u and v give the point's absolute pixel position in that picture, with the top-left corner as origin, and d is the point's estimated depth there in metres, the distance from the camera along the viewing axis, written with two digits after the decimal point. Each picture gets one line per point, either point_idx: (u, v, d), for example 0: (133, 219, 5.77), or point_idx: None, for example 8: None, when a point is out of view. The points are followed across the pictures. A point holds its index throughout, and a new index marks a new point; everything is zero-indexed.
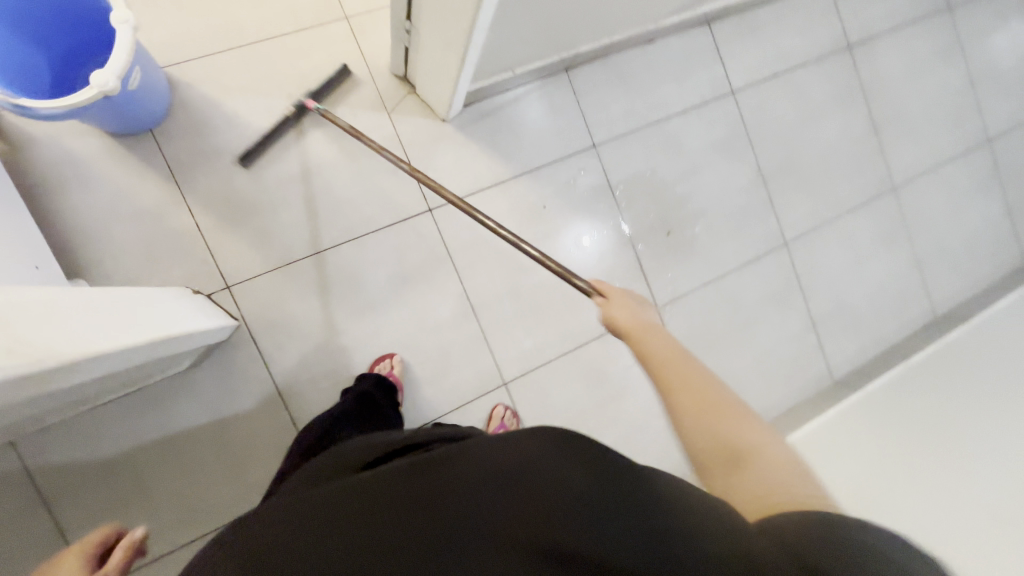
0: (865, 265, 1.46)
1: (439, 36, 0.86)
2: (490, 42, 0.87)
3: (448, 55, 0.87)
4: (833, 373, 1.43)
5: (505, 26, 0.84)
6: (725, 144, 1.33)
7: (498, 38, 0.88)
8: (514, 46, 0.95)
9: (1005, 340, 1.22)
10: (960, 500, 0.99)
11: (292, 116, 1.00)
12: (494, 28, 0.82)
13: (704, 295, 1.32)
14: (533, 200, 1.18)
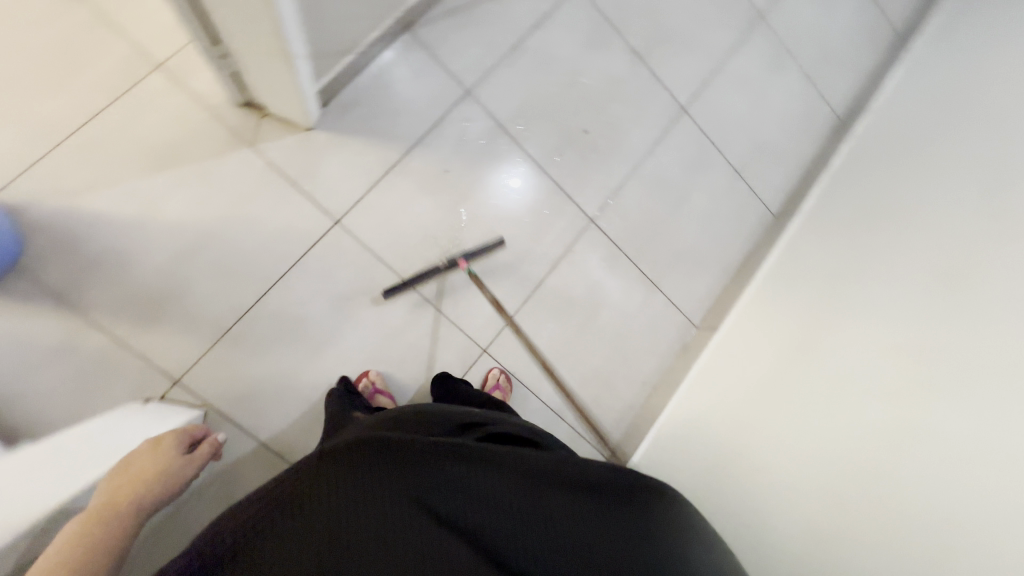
0: (762, 99, 1.50)
1: (255, 45, 0.80)
2: (310, 26, 0.82)
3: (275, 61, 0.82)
4: (771, 208, 1.49)
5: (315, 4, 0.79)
6: (592, 37, 1.31)
7: (315, 20, 0.82)
8: (339, 23, 0.89)
9: (896, 139, 1.34)
10: (903, 273, 1.06)
11: (444, 269, 1.11)
12: (303, 11, 0.77)
13: (631, 190, 1.34)
14: (434, 169, 1.14)
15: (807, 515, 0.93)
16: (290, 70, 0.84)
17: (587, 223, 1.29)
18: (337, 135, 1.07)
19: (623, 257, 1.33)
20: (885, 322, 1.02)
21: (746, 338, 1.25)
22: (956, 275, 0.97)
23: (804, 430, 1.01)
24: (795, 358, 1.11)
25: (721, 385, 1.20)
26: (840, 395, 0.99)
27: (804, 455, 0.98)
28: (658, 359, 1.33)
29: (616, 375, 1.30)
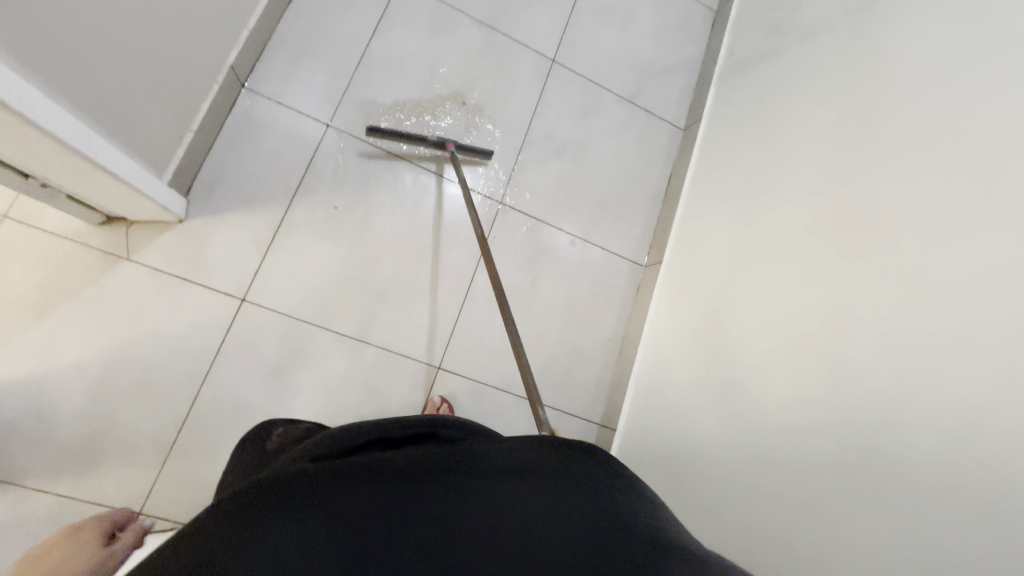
0: (628, 22, 1.46)
1: (55, 161, 0.76)
2: (95, 118, 0.77)
3: (84, 166, 0.78)
4: (679, 124, 1.45)
5: (89, 95, 0.75)
6: (435, 24, 1.26)
7: (101, 110, 0.78)
8: (140, 104, 0.85)
9: (771, 15, 1.29)
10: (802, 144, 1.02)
11: (432, 144, 1.14)
12: (72, 105, 0.72)
13: (530, 157, 1.30)
14: (321, 212, 1.10)
15: (764, 428, 0.85)
16: (101, 169, 0.80)
17: (499, 206, 1.26)
18: (211, 215, 1.04)
19: (547, 226, 1.29)
20: (806, 202, 0.95)
21: (691, 264, 1.20)
22: (853, 127, 0.91)
23: (754, 341, 0.93)
24: (735, 269, 1.05)
25: (682, 317, 1.15)
26: (781, 294, 0.92)
27: (758, 365, 0.91)
28: (616, 310, 1.31)
29: (580, 342, 1.27)
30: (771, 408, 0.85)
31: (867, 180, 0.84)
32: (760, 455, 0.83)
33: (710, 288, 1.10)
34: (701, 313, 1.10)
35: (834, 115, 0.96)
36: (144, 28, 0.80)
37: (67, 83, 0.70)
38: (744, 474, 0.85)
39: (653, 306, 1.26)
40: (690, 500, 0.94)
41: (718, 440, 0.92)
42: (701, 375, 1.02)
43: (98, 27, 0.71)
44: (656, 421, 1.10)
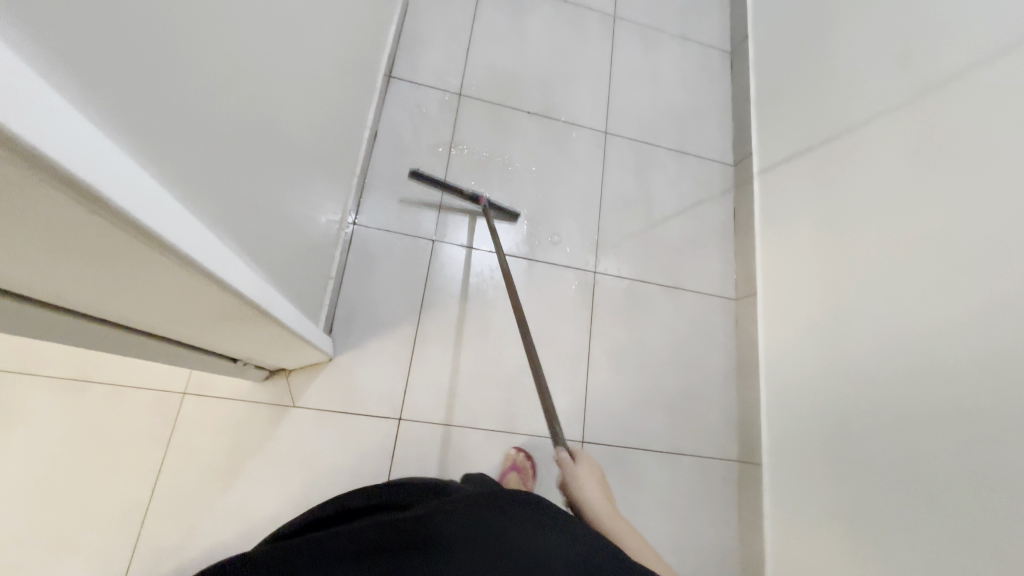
0: (659, 78, 1.55)
1: (257, 342, 0.85)
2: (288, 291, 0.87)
3: (276, 339, 0.86)
4: (728, 159, 1.54)
5: (280, 279, 0.83)
6: (497, 126, 1.36)
7: (289, 282, 0.87)
8: (300, 270, 0.94)
9: (796, 49, 1.39)
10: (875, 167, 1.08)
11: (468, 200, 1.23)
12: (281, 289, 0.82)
13: (608, 223, 1.38)
14: (446, 321, 1.19)
15: (899, 437, 0.92)
16: (296, 338, 0.89)
17: (593, 275, 1.33)
18: (355, 348, 1.12)
19: (640, 284, 1.36)
20: (901, 223, 1.00)
21: (787, 292, 1.26)
22: (928, 148, 0.97)
23: (884, 351, 0.99)
24: (839, 294, 1.11)
25: (795, 345, 1.20)
26: (901, 310, 0.97)
27: (875, 384, 0.98)
28: (721, 347, 1.37)
29: (698, 384, 1.33)
30: (898, 421, 0.93)
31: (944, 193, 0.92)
32: (922, 461, 0.88)
33: (818, 316, 1.15)
34: (818, 337, 1.14)
35: (897, 135, 1.04)
36: (297, 206, 0.89)
37: (275, 271, 0.80)
38: (906, 480, 0.91)
39: (758, 338, 1.32)
40: (855, 522, 0.98)
41: (867, 458, 0.98)
42: (835, 401, 1.07)
43: (284, 217, 0.81)
44: (796, 449, 1.15)
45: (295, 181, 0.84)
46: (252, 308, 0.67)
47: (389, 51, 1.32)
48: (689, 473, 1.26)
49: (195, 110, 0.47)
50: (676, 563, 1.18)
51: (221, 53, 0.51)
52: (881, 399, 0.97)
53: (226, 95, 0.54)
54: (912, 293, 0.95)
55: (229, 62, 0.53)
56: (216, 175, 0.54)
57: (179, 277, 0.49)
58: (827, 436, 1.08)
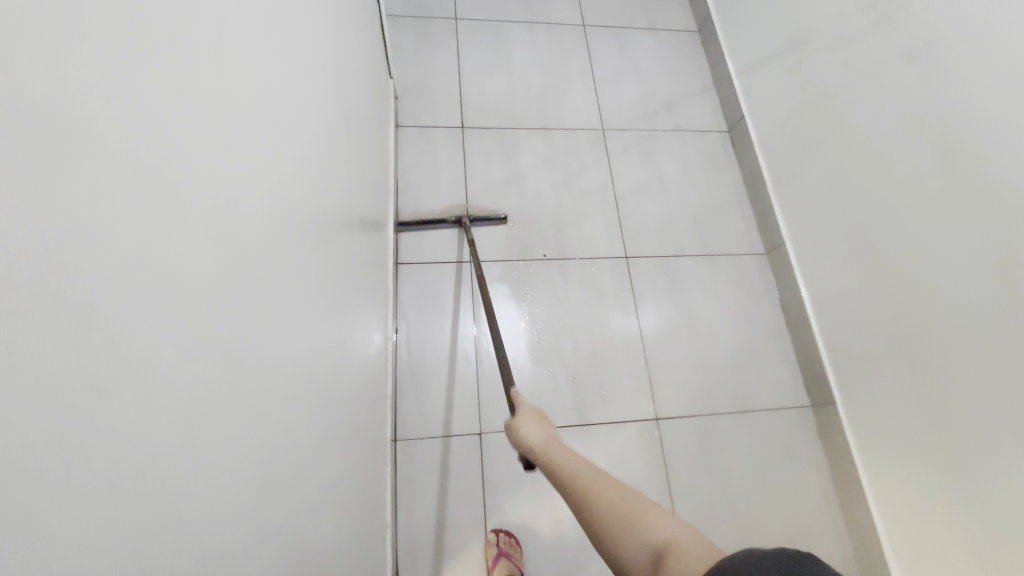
0: (665, 180, 1.48)
1: None
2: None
3: None
4: (760, 247, 1.45)
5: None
6: (515, 284, 1.30)
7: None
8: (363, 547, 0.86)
9: (802, 128, 1.31)
10: (926, 266, 0.99)
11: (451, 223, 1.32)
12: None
13: (654, 356, 1.29)
14: (516, 522, 1.09)
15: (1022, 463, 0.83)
16: None
17: (655, 422, 1.23)
18: None
19: (706, 415, 1.25)
20: (948, 244, 0.95)
21: (873, 402, 1.13)
22: (981, 244, 0.88)
23: (997, 477, 0.87)
24: (902, 327, 1.04)
25: (888, 437, 1.10)
26: (1001, 429, 0.86)
27: (978, 410, 0.90)
28: (815, 467, 1.23)
29: (803, 516, 1.18)
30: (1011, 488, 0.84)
31: (979, 199, 0.88)
32: None
33: (886, 355, 1.09)
34: (911, 427, 1.04)
35: (930, 222, 0.98)
36: (351, 487, 0.82)
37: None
38: None
39: (854, 452, 1.19)
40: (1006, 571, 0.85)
41: (999, 493, 0.87)
42: (938, 438, 0.98)
43: (337, 536, 0.73)
44: (925, 502, 1.02)
45: (342, 495, 0.77)
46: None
47: (392, 239, 1.28)
48: None
49: (262, 423, 0.44)
50: None
51: (274, 358, 0.48)
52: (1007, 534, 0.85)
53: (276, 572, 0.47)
54: (979, 310, 0.89)
55: (273, 546, 0.46)
56: (282, 480, 0.49)
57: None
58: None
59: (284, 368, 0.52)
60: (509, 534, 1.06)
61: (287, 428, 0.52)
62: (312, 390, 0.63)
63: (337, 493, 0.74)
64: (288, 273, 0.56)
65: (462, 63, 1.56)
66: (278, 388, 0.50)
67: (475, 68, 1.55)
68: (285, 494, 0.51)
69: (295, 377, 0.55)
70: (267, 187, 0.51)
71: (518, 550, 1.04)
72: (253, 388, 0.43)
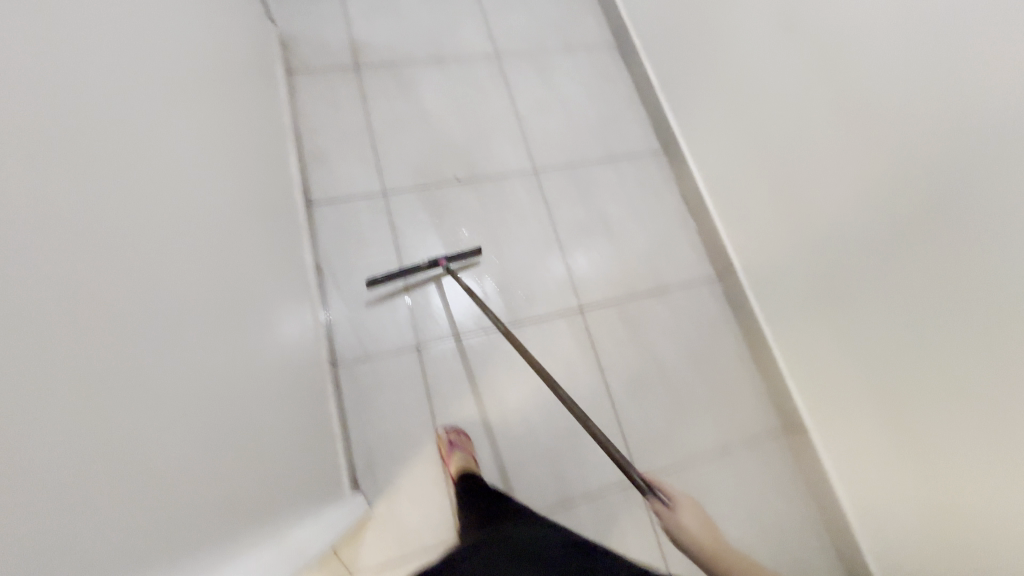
0: (563, 95, 1.55)
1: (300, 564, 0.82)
2: (304, 508, 0.83)
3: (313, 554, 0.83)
4: (658, 146, 1.55)
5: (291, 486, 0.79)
6: (432, 208, 1.34)
7: (302, 493, 0.83)
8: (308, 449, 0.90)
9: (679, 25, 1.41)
10: (785, 121, 1.13)
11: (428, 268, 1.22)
12: (297, 515, 0.78)
13: (574, 255, 1.36)
14: (464, 420, 1.16)
15: (963, 384, 0.89)
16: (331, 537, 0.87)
17: (581, 313, 1.31)
18: (387, 488, 1.08)
19: (627, 300, 1.35)
20: (867, 162, 0.96)
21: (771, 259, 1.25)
22: (824, 88, 1.02)
23: (866, 293, 1.03)
24: (830, 246, 1.08)
25: (778, 285, 1.25)
26: (858, 245, 1.02)
27: (914, 330, 0.95)
28: (726, 329, 1.37)
29: (719, 371, 1.32)
30: (878, 299, 1.00)
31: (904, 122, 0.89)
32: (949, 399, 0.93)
33: (816, 272, 1.13)
34: (794, 269, 1.19)
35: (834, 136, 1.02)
36: (286, 393, 0.86)
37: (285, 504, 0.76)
38: (935, 412, 0.95)
39: (754, 308, 1.33)
40: (890, 376, 1.02)
41: (938, 405, 0.94)
42: (876, 353, 1.04)
43: (273, 427, 0.77)
44: (858, 408, 1.10)
45: (272, 395, 0.79)
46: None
47: (299, 181, 1.28)
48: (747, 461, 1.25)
49: (98, 293, 0.43)
50: (767, 554, 1.19)
51: (104, 203, 0.47)
52: (883, 339, 1.02)
53: (165, 415, 0.49)
54: (901, 227, 0.93)
55: (158, 394, 0.49)
56: (151, 394, 0.48)
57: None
58: (849, 384, 1.11)
59: (151, 231, 0.55)
60: (456, 429, 1.13)
61: (154, 287, 0.53)
62: (201, 277, 0.64)
63: (268, 391, 0.78)
64: (152, 154, 0.59)
65: (347, 4, 1.54)
66: (136, 246, 0.51)
67: (363, 9, 1.54)
68: (172, 354, 0.53)
69: (162, 250, 0.56)
70: (103, 45, 0.54)
71: (468, 441, 1.12)
72: (98, 210, 0.46)
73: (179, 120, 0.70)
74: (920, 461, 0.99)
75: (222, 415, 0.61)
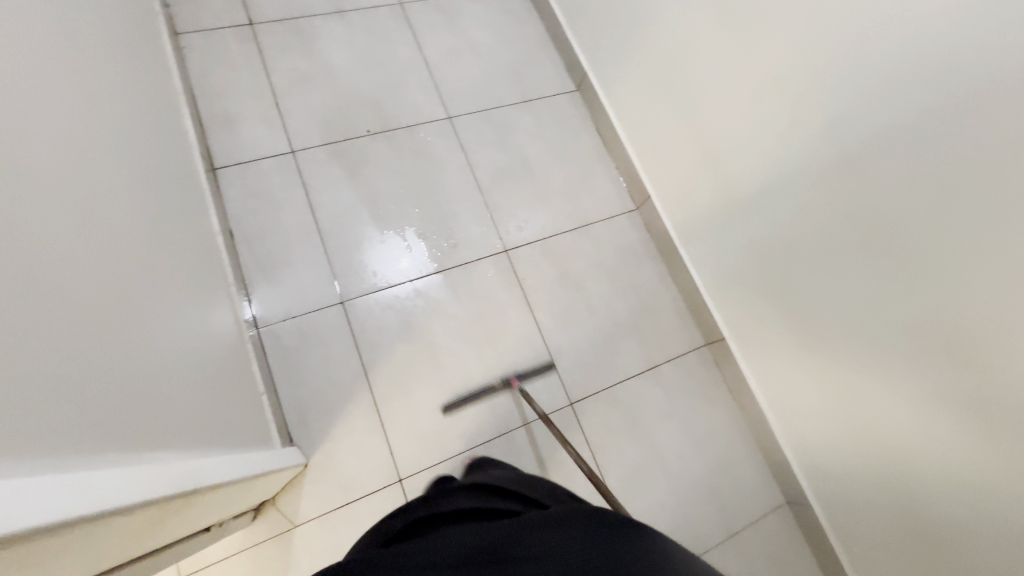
0: (473, 41, 1.53)
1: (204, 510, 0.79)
2: (215, 446, 0.82)
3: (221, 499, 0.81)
4: (573, 86, 1.56)
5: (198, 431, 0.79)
6: (346, 164, 1.32)
7: (213, 434, 0.83)
8: (221, 402, 0.89)
9: None
10: (687, 43, 1.18)
11: (501, 388, 1.17)
12: (204, 450, 0.77)
13: (495, 199, 1.37)
14: (396, 367, 1.16)
15: (927, 320, 0.88)
16: (247, 482, 0.85)
17: (506, 254, 1.32)
18: (321, 440, 1.08)
19: (551, 237, 1.37)
20: (875, 102, 0.87)
21: (710, 180, 1.23)
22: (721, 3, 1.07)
23: (771, 202, 1.11)
24: (829, 198, 0.98)
25: (693, 206, 1.31)
26: (759, 156, 1.10)
27: (922, 296, 0.88)
28: (648, 257, 1.42)
29: (644, 297, 1.37)
30: (778, 206, 1.09)
31: (921, 55, 0.79)
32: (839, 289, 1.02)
33: (807, 226, 1.04)
34: (705, 188, 1.25)
35: (823, 71, 0.93)
36: (189, 344, 0.85)
37: (185, 439, 0.74)
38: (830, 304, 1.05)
39: (673, 234, 1.38)
40: (788, 278, 1.12)
41: (918, 359, 0.91)
42: (874, 318, 0.97)
43: (174, 375, 0.76)
44: (851, 373, 1.04)
45: (170, 344, 0.78)
46: (173, 499, 0.62)
47: (199, 144, 1.22)
48: (675, 377, 1.31)
49: None
50: (698, 458, 1.26)
51: None
52: (783, 244, 1.11)
53: (34, 334, 0.47)
54: (796, 128, 1.01)
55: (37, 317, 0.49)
56: None
57: (68, 538, 0.45)
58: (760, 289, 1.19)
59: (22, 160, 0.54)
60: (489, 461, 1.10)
61: (28, 215, 0.52)
62: (74, 209, 0.63)
63: (166, 341, 0.77)
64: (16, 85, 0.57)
65: None
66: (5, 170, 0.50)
67: None
68: (51, 286, 0.53)
69: (23, 177, 0.53)
70: None
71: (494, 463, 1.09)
72: None
73: (42, 52, 0.67)
74: (816, 351, 1.10)
75: (108, 350, 0.60)
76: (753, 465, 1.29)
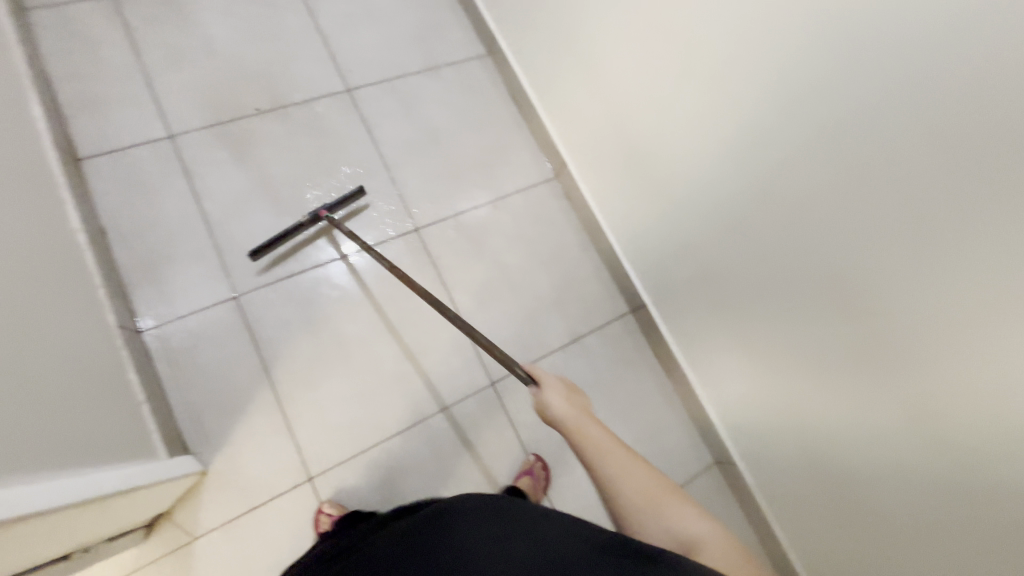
0: (371, 6, 1.41)
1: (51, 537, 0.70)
2: (78, 462, 0.73)
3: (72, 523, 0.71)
4: (483, 51, 1.47)
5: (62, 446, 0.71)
6: (233, 146, 1.21)
7: (78, 448, 0.74)
8: (93, 413, 0.81)
9: None
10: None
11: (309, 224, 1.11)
12: (56, 467, 0.68)
13: (403, 175, 1.29)
14: (300, 362, 1.09)
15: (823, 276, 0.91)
16: (110, 499, 0.76)
17: (417, 234, 1.26)
18: (220, 445, 1.01)
19: (464, 213, 1.30)
20: (818, 59, 0.81)
21: (635, 147, 1.17)
22: None
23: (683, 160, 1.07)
24: (774, 168, 0.92)
25: (609, 170, 1.26)
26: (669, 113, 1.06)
27: (847, 262, 0.87)
28: (568, 227, 1.37)
29: (565, 268, 1.33)
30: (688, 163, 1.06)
31: (895, 15, 0.71)
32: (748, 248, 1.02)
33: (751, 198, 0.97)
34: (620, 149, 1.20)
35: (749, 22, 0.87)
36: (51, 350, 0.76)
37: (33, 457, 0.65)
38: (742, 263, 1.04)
39: (591, 201, 1.34)
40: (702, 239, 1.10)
41: (811, 314, 0.95)
42: (791, 284, 0.96)
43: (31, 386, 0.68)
44: (826, 371, 0.96)
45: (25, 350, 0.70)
46: None
47: (54, 131, 1.09)
48: (599, 348, 1.29)
49: None
50: (625, 427, 1.25)
51: None
52: (695, 203, 1.08)
53: None
54: (706, 78, 0.98)
55: None
56: None
57: None
58: (677, 251, 1.17)
59: None
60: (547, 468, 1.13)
61: None
62: None
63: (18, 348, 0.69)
64: None
65: None
66: None
67: None
68: None
69: None
70: None
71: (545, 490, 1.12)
72: None
73: None
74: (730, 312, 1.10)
75: None
76: (680, 428, 1.29)
